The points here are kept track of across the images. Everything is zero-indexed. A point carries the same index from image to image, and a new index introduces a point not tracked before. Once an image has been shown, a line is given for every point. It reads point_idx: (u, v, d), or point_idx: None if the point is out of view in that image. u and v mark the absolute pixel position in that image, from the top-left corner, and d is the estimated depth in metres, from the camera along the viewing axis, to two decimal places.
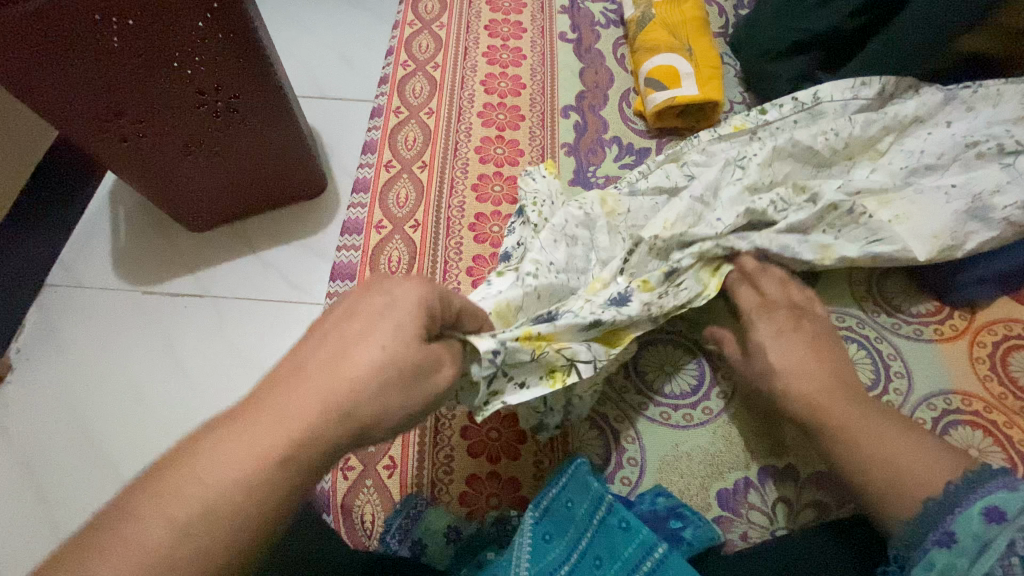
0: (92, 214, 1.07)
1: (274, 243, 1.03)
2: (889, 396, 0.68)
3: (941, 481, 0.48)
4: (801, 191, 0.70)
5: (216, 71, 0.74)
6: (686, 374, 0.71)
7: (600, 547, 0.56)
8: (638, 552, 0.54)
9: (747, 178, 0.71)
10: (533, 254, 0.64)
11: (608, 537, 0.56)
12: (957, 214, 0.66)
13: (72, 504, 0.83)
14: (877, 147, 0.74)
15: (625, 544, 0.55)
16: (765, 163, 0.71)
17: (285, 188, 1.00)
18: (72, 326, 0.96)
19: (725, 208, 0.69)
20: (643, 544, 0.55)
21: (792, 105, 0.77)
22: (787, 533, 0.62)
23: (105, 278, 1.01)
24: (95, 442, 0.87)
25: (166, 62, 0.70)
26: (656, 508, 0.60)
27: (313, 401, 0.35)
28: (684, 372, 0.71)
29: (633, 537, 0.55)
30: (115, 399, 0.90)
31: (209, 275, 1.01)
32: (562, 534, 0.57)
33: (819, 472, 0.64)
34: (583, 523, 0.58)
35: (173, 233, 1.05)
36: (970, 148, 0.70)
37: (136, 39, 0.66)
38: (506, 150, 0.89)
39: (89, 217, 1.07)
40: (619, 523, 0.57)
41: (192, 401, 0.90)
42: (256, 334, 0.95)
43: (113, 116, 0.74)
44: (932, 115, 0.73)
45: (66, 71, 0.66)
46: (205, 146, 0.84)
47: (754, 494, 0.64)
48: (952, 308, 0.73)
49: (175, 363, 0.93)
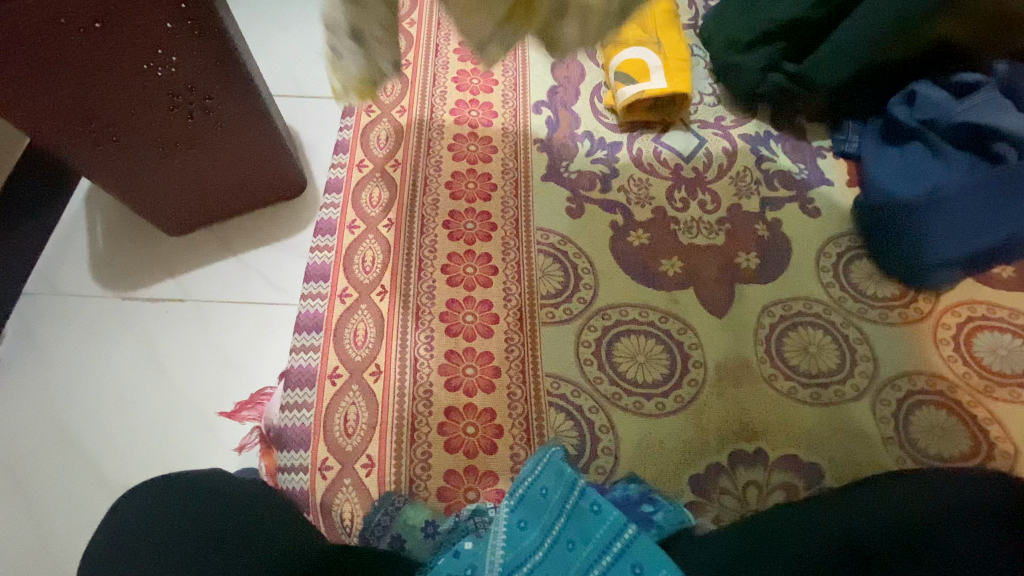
0: (67, 223, 1.08)
1: (255, 246, 1.06)
2: (855, 379, 0.70)
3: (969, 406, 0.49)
4: None
5: (188, 71, 0.74)
6: (657, 364, 0.71)
7: (573, 531, 0.57)
8: (608, 535, 0.56)
9: None
10: None
11: (581, 522, 0.58)
12: None
13: (61, 503, 0.89)
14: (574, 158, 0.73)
15: (597, 525, 0.57)
16: None
17: (263, 189, 1.02)
18: (49, 331, 1.00)
19: None
20: (615, 524, 0.56)
21: None
22: (757, 514, 0.64)
23: (87, 286, 1.04)
24: (80, 442, 0.92)
25: (136, 66, 0.70)
26: (628, 494, 0.63)
27: None
28: (655, 362, 0.71)
29: (604, 518, 0.57)
30: (99, 404, 0.95)
31: (189, 279, 1.04)
32: (537, 526, 0.58)
33: (786, 454, 0.66)
34: (557, 512, 0.59)
35: (152, 237, 1.07)
36: None
37: (103, 44, 0.66)
38: (479, 146, 0.86)
39: (64, 225, 1.08)
40: (590, 507, 0.58)
41: (178, 404, 0.95)
42: (237, 336, 1.00)
43: (83, 123, 0.74)
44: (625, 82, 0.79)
45: (36, 78, 0.66)
46: (181, 148, 0.85)
47: (725, 478, 0.66)
48: (917, 291, 0.75)
49: (160, 371, 0.97)
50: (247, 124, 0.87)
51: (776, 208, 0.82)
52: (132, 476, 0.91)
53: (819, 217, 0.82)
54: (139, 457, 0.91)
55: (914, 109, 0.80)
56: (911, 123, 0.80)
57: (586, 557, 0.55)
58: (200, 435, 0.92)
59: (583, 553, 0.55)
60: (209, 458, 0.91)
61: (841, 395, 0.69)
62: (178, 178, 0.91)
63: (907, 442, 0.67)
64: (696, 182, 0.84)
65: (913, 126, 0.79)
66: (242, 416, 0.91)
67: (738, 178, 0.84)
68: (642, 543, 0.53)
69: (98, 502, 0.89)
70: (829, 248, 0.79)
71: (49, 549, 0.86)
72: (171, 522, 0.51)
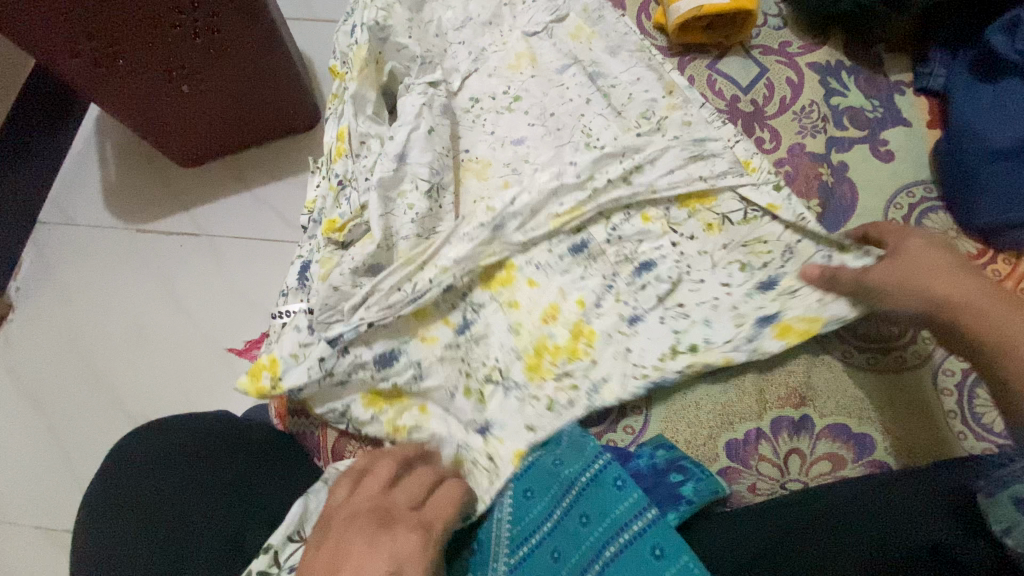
0: (73, 161, 1.13)
1: (270, 180, 1.08)
2: (919, 345, 0.65)
3: (863, 445, 0.61)
4: (492, 373, 0.67)
5: None
6: (623, 370, 0.65)
7: (588, 506, 0.58)
8: (612, 528, 0.56)
9: (459, 344, 0.68)
10: (429, 354, 0.67)
11: (599, 493, 0.58)
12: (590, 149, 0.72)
13: (81, 422, 0.96)
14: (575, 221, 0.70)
15: (614, 501, 0.57)
16: (461, 318, 0.69)
17: (273, 121, 1.04)
18: (69, 263, 1.06)
19: (441, 376, 0.66)
20: (634, 504, 0.56)
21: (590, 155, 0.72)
22: (797, 485, 0.61)
23: (100, 216, 1.09)
24: (99, 369, 0.99)
25: None
26: (654, 462, 0.61)
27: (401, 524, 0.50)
28: (621, 369, 0.65)
29: (625, 495, 0.57)
30: (116, 335, 1.01)
31: (203, 214, 1.07)
32: (548, 501, 0.60)
33: (832, 424, 0.63)
34: (568, 486, 0.60)
35: (167, 172, 1.10)
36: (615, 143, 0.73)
37: None
38: (512, 83, 0.81)
39: (85, 155, 1.13)
40: (612, 481, 0.58)
41: (193, 335, 0.99)
42: (252, 272, 1.03)
43: (84, 39, 0.76)
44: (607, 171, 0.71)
45: None
46: (187, 71, 0.87)
47: (766, 445, 0.63)
48: (997, 251, 0.68)
49: (177, 303, 1.02)
50: (254, 47, 0.87)
51: (841, 149, 0.75)
52: (149, 403, 0.97)
53: (892, 161, 0.75)
54: (155, 385, 0.97)
55: (1016, 38, 0.67)
56: (1011, 58, 0.67)
57: (597, 539, 0.56)
58: (214, 368, 0.97)
59: (597, 529, 0.56)
60: (221, 392, 0.96)
61: (902, 362, 0.64)
62: (185, 105, 0.93)
63: (969, 417, 0.62)
64: (753, 118, 0.78)
65: (1015, 60, 0.67)
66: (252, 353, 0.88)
67: (801, 114, 0.78)
68: (661, 528, 0.54)
69: (117, 427, 0.96)
70: (900, 198, 0.73)
71: (70, 469, 0.94)
72: (172, 472, 0.57)
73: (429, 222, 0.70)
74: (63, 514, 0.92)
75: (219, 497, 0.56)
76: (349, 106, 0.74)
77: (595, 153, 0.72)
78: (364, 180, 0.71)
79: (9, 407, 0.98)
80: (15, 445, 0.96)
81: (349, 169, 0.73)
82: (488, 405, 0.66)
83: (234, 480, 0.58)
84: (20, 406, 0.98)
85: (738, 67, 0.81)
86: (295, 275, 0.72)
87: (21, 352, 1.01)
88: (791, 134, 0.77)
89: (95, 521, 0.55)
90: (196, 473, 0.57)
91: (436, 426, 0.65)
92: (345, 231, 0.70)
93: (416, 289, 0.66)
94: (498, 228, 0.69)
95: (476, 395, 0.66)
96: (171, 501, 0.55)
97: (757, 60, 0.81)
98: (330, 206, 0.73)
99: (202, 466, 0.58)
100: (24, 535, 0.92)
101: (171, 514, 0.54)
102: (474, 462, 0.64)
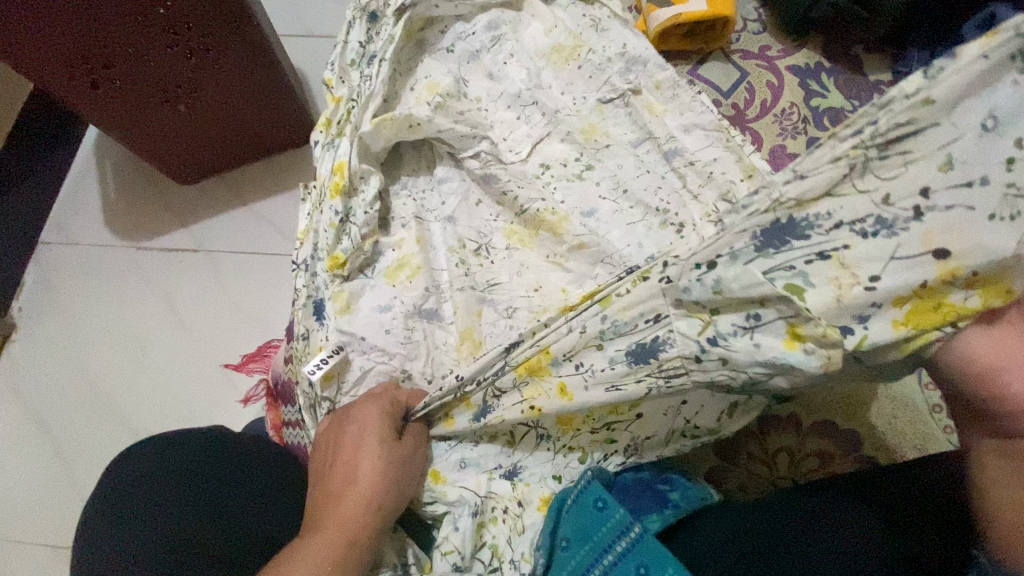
0: (71, 183, 1.14)
1: (266, 195, 1.10)
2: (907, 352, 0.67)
3: (851, 450, 0.64)
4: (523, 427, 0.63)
5: (189, 8, 0.77)
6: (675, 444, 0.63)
7: (569, 529, 0.56)
8: (592, 553, 0.54)
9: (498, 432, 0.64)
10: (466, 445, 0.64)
11: (583, 515, 0.56)
12: (575, 156, 0.73)
13: (83, 440, 0.97)
14: (562, 228, 0.70)
15: (598, 524, 0.55)
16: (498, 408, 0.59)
17: (269, 138, 1.06)
18: (69, 283, 1.08)
19: (474, 461, 0.64)
20: (616, 524, 0.54)
21: (576, 163, 0.73)
22: (787, 482, 0.63)
23: (99, 237, 1.10)
24: (98, 388, 1.00)
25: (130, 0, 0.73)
26: (640, 475, 0.62)
27: (372, 499, 0.54)
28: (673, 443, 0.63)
29: (607, 516, 0.55)
30: (117, 352, 1.02)
31: (201, 231, 1.09)
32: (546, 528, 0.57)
33: (819, 421, 0.65)
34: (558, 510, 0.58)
35: (165, 190, 1.12)
36: (599, 149, 0.74)
37: None
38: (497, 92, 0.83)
39: (79, 175, 1.14)
40: (594, 503, 0.56)
41: (194, 351, 1.01)
42: (251, 288, 1.04)
43: (81, 62, 0.78)
44: (591, 177, 0.72)
45: (38, 11, 0.70)
46: (183, 91, 0.89)
47: (753, 447, 0.66)
48: None
49: (177, 321, 1.03)
50: (247, 65, 0.89)
51: None
52: (149, 421, 0.98)
53: None
54: (155, 402, 0.98)
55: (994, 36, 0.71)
56: None
57: (583, 558, 0.54)
58: (214, 382, 0.99)
59: (578, 553, 0.54)
60: (220, 407, 0.97)
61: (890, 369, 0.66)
62: (181, 125, 0.95)
63: None
64: (734, 121, 0.80)
65: None
66: (249, 369, 0.93)
67: (781, 117, 0.79)
68: (646, 546, 0.52)
69: (117, 445, 0.97)
70: None
71: (72, 488, 0.95)
72: (166, 491, 0.58)
73: (420, 234, 0.73)
74: (67, 531, 0.93)
75: (193, 518, 0.56)
76: (349, 138, 0.70)
77: (580, 162, 0.73)
78: (362, 214, 0.69)
79: (13, 426, 1.00)
80: (19, 464, 0.97)
81: (348, 206, 0.69)
82: (517, 449, 0.63)
83: (217, 501, 0.58)
84: (22, 426, 0.99)
85: (720, 72, 0.83)
86: (310, 316, 0.67)
87: (23, 373, 1.03)
88: (774, 136, 0.78)
89: (85, 536, 0.57)
90: (191, 491, 0.58)
91: (455, 491, 0.62)
92: (348, 264, 0.69)
93: (412, 301, 0.68)
94: (498, 256, 0.71)
95: (504, 442, 0.63)
96: (164, 518, 0.56)
97: (736, 64, 0.83)
98: (330, 240, 0.68)
99: (197, 483, 0.59)
100: (28, 553, 0.93)
101: (160, 534, 0.55)
102: (503, 514, 0.61)
